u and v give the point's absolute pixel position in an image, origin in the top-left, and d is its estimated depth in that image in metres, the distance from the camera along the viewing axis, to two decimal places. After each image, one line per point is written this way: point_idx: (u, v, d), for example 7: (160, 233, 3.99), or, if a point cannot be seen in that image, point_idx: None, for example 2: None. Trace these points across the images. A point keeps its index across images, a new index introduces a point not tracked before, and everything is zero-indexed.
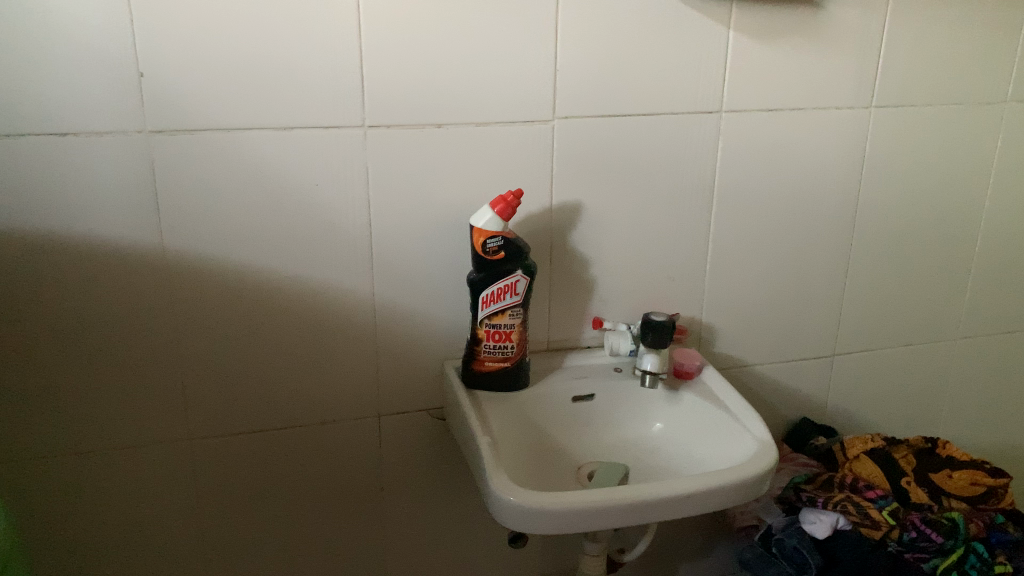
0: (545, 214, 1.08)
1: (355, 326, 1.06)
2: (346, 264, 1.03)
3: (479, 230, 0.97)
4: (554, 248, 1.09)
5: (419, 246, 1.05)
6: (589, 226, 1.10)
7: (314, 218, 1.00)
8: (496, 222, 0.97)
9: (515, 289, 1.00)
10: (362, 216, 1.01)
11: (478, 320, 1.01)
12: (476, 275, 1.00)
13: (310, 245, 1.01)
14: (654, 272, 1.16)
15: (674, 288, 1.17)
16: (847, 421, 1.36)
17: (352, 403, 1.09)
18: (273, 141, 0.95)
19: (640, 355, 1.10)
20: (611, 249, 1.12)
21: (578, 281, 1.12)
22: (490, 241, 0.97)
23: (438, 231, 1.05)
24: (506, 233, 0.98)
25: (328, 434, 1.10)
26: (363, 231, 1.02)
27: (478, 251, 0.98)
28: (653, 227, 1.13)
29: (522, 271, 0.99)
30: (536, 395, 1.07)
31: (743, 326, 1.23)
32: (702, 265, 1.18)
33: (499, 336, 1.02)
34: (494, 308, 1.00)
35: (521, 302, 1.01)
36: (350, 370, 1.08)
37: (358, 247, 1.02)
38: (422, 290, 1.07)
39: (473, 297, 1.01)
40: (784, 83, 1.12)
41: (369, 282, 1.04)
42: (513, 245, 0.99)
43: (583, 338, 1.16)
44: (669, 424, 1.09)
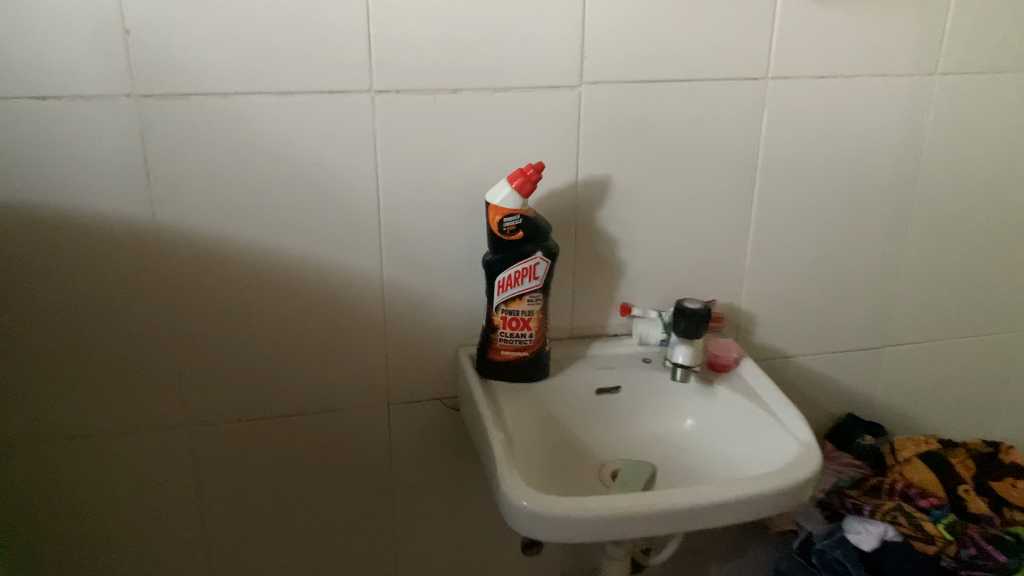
0: (570, 190, 0.99)
1: (362, 309, 0.98)
2: (352, 243, 0.95)
3: (498, 209, 0.88)
4: (579, 229, 1.00)
5: (432, 225, 0.96)
6: (618, 204, 1.01)
7: (316, 192, 0.92)
8: (515, 200, 0.88)
9: (535, 273, 0.91)
10: (369, 190, 0.93)
11: (493, 305, 0.93)
12: (491, 256, 0.92)
13: (313, 221, 0.93)
14: (688, 255, 1.06)
15: (711, 273, 1.08)
16: (897, 419, 1.26)
17: (360, 391, 1.02)
18: (273, 107, 0.87)
19: (670, 346, 1.01)
20: (642, 229, 1.03)
21: (604, 264, 1.03)
22: (507, 220, 0.89)
23: (453, 207, 0.96)
24: (525, 211, 0.89)
25: (332, 423, 1.03)
26: (369, 207, 0.94)
27: (494, 230, 0.90)
28: (689, 206, 1.03)
29: (542, 254, 0.91)
30: (556, 387, 0.98)
31: (786, 315, 1.13)
32: (741, 247, 1.08)
33: (516, 325, 0.93)
34: (511, 293, 0.92)
35: (541, 288, 0.92)
36: (356, 356, 1.00)
37: (365, 225, 0.94)
38: (435, 272, 0.99)
39: (488, 281, 0.93)
40: (838, 47, 1.01)
41: (378, 263, 0.96)
42: (532, 224, 0.90)
43: (610, 326, 1.07)
44: (702, 421, 1.00)
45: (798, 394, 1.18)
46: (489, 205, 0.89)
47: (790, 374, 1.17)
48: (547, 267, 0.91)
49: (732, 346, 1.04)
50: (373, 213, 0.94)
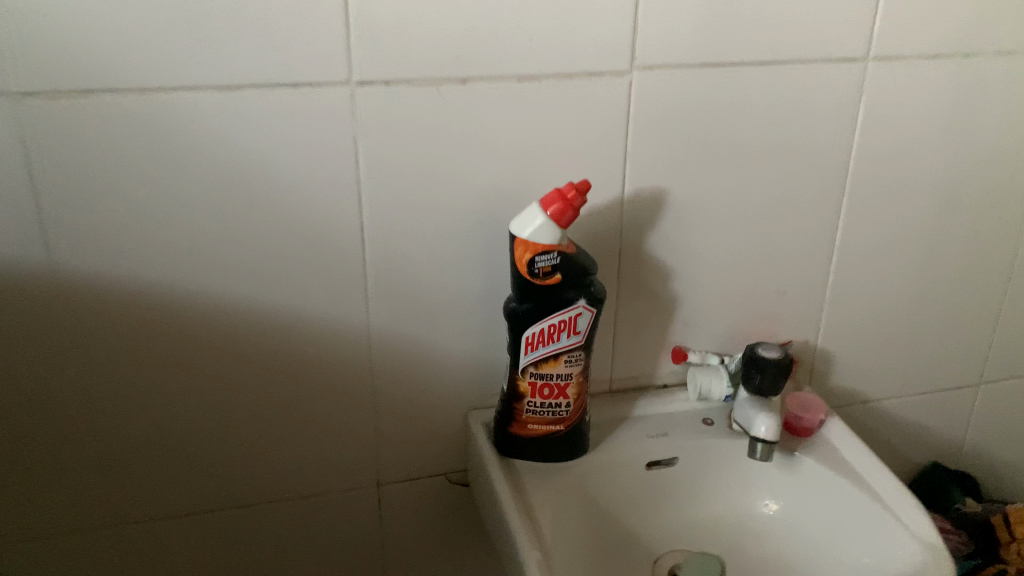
0: (613, 209, 0.75)
1: (343, 370, 0.74)
2: (329, 286, 0.71)
3: (528, 244, 0.65)
4: (624, 257, 0.77)
5: (435, 259, 0.72)
6: (675, 224, 0.77)
7: (278, 221, 0.67)
8: (551, 232, 0.65)
9: (575, 327, 0.68)
10: (350, 217, 0.69)
11: (519, 368, 0.70)
12: (516, 305, 0.68)
13: (276, 259, 0.69)
14: (758, 286, 0.83)
15: (784, 306, 0.85)
16: (1000, 469, 1.03)
17: (342, 471, 0.79)
18: (213, 108, 0.62)
19: (739, 404, 0.80)
20: (703, 254, 0.80)
21: (654, 301, 0.80)
22: (539, 260, 0.65)
23: (464, 235, 0.72)
24: (564, 247, 0.66)
25: (306, 509, 0.79)
26: (351, 239, 0.70)
27: (521, 273, 0.66)
28: (762, 225, 0.80)
29: (585, 301, 0.67)
30: (598, 465, 0.76)
31: (870, 353, 0.91)
32: (823, 273, 0.85)
33: (548, 392, 0.70)
34: (543, 353, 0.69)
35: (583, 345, 0.69)
36: (337, 427, 0.77)
37: (346, 261, 0.70)
38: (439, 319, 0.75)
39: (511, 336, 0.70)
40: (960, 17, 0.77)
41: (363, 310, 0.73)
42: (571, 264, 0.66)
43: (659, 375, 0.84)
44: (791, 504, 0.79)
45: (879, 444, 0.97)
46: (515, 238, 0.66)
47: (870, 422, 0.95)
48: (591, 319, 0.68)
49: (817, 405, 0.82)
50: (357, 245, 0.70)
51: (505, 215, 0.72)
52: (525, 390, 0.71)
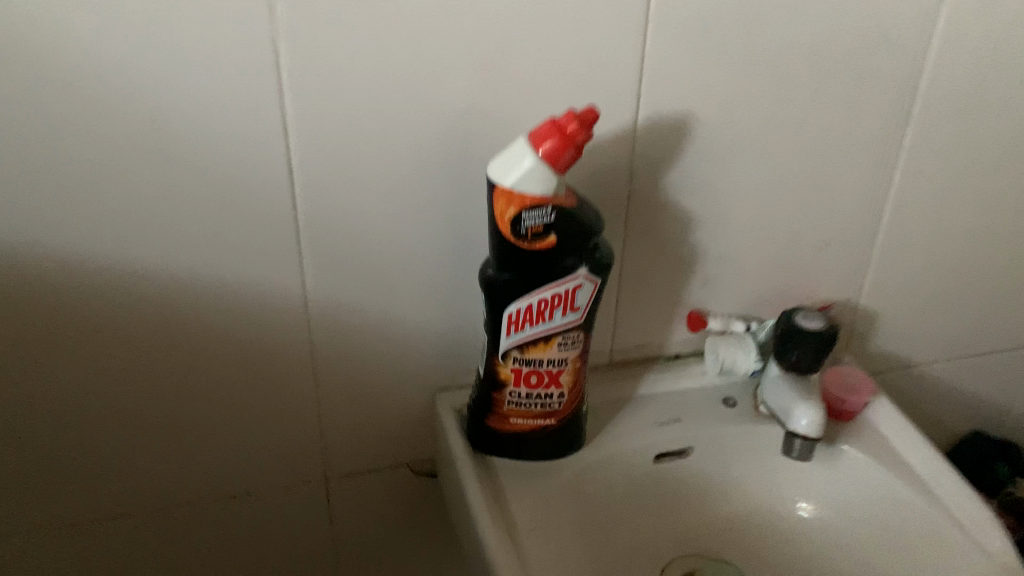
0: (622, 144, 0.58)
1: (272, 352, 0.58)
2: (246, 249, 0.54)
3: (512, 197, 0.48)
4: (632, 204, 0.61)
5: (389, 212, 0.55)
6: (700, 162, 0.61)
7: (168, 166, 0.49)
8: (543, 182, 0.48)
9: (573, 301, 0.52)
10: (272, 159, 0.51)
11: (500, 352, 0.54)
12: (496, 272, 0.52)
13: (170, 215, 0.51)
14: (795, 238, 0.67)
15: (824, 262, 0.69)
16: None
17: (280, 467, 0.64)
18: (65, 7, 0.43)
19: (768, 384, 0.66)
20: (731, 200, 0.63)
21: (668, 257, 0.64)
22: (527, 218, 0.49)
23: (427, 181, 0.55)
24: (560, 201, 0.49)
25: (232, 512, 0.65)
26: (274, 188, 0.52)
27: (504, 235, 0.50)
28: (807, 164, 0.63)
29: (586, 269, 0.51)
30: (597, 461, 0.62)
31: (917, 316, 0.76)
32: (876, 223, 0.69)
33: (537, 380, 0.55)
34: (531, 334, 0.53)
35: (582, 323, 0.54)
36: (268, 419, 0.61)
37: (268, 217, 0.53)
38: (398, 286, 0.58)
39: (489, 312, 0.54)
40: None
41: (296, 276, 0.56)
42: (570, 222, 0.50)
43: (670, 344, 0.69)
44: (829, 506, 0.65)
45: (913, 414, 0.83)
46: (494, 188, 0.49)
47: (906, 391, 0.81)
48: (592, 292, 0.52)
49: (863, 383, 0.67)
50: (283, 196, 0.52)
51: (482, 153, 0.55)
52: (506, 378, 0.55)
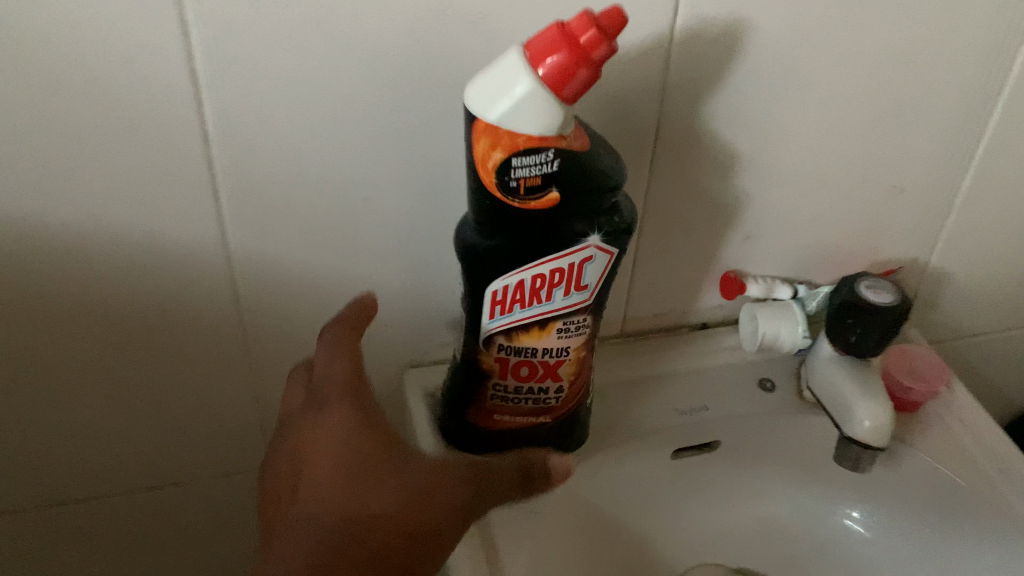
0: (653, 61, 0.43)
1: (193, 320, 0.46)
2: (143, 195, 0.40)
3: (498, 137, 0.34)
4: (661, 140, 0.47)
5: (338, 148, 0.41)
6: (754, 85, 0.46)
7: (16, 80, 0.35)
8: (542, 116, 0.34)
9: (579, 278, 0.39)
10: (167, 73, 0.36)
11: (482, 337, 0.41)
12: (476, 237, 0.39)
13: (33, 152, 0.37)
14: (864, 185, 0.53)
15: (897, 215, 0.55)
16: None
17: (213, 451, 0.53)
18: None
19: (815, 365, 0.53)
20: (789, 136, 0.49)
21: (702, 207, 0.51)
22: (519, 165, 0.34)
23: (389, 108, 0.40)
24: (566, 144, 0.35)
25: (155, 499, 0.54)
26: (175, 113, 0.38)
27: (489, 189, 0.35)
28: (892, 92, 0.49)
29: (599, 237, 0.38)
30: (599, 460, 0.50)
31: (1001, 279, 0.62)
32: (968, 169, 0.54)
33: (529, 373, 0.43)
34: (522, 318, 0.40)
35: (590, 306, 0.41)
36: (193, 398, 0.49)
37: (169, 153, 0.39)
38: (353, 244, 0.45)
39: (467, 285, 0.41)
40: None
41: (216, 229, 0.42)
42: (580, 173, 0.36)
43: (696, 309, 0.56)
44: (883, 515, 0.54)
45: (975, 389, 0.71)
46: (473, 123, 0.35)
47: (971, 364, 0.69)
48: (606, 266, 0.39)
49: (936, 365, 0.54)
50: (189, 125, 0.38)
51: (464, 72, 0.40)
52: (490, 369, 0.43)
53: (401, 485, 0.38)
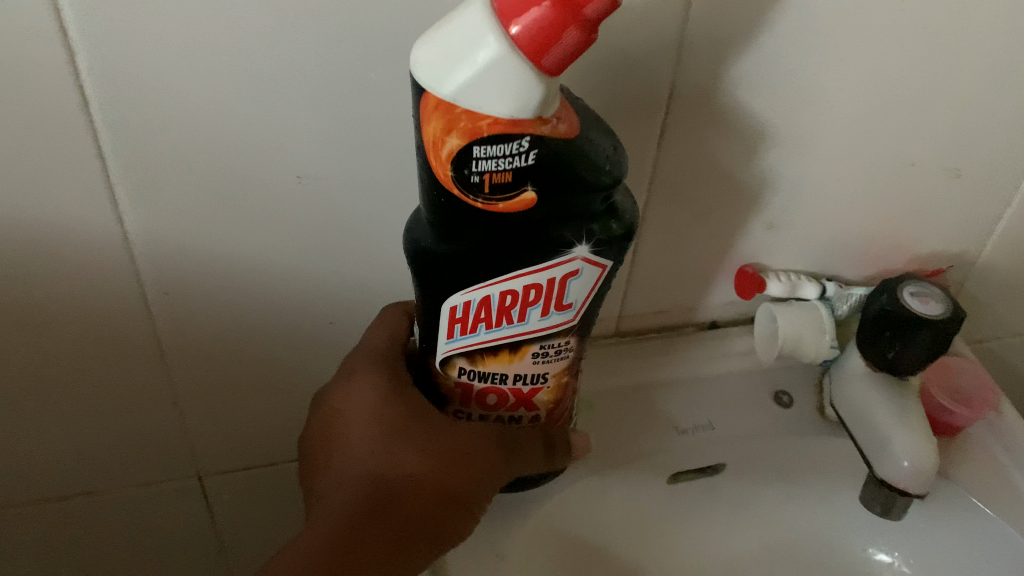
0: (667, 12, 0.34)
1: (92, 315, 0.38)
2: (13, 166, 0.32)
3: (454, 118, 0.25)
4: (673, 112, 0.38)
5: (260, 111, 0.32)
6: (791, 43, 0.37)
7: None
8: (513, 93, 0.25)
9: (560, 296, 0.31)
10: (18, 7, 0.28)
11: (440, 360, 0.34)
12: (427, 241, 0.30)
13: None
14: (917, 171, 0.44)
15: (954, 207, 0.46)
16: None
17: (134, 461, 0.45)
18: None
19: (840, 381, 0.45)
20: (831, 109, 0.40)
21: (720, 191, 0.42)
22: (482, 156, 0.26)
23: (324, 63, 0.31)
24: (546, 129, 0.26)
25: (66, 514, 0.47)
26: (40, 62, 0.29)
27: (445, 186, 0.27)
28: (964, 59, 0.39)
29: (588, 248, 0.30)
30: (586, 494, 0.42)
31: None
32: None
33: (497, 402, 0.35)
34: (489, 341, 0.32)
35: (574, 326, 0.33)
36: (101, 402, 0.41)
37: (38, 113, 0.30)
38: (291, 230, 0.37)
39: (420, 296, 0.32)
40: None
41: (110, 208, 0.34)
42: (565, 168, 0.27)
43: (706, 306, 0.48)
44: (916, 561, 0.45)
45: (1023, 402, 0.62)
46: (422, 98, 0.26)
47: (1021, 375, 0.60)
48: (595, 281, 0.31)
49: (976, 373, 0.47)
50: (60, 77, 0.30)
51: (421, 21, 0.31)
52: (450, 395, 0.35)
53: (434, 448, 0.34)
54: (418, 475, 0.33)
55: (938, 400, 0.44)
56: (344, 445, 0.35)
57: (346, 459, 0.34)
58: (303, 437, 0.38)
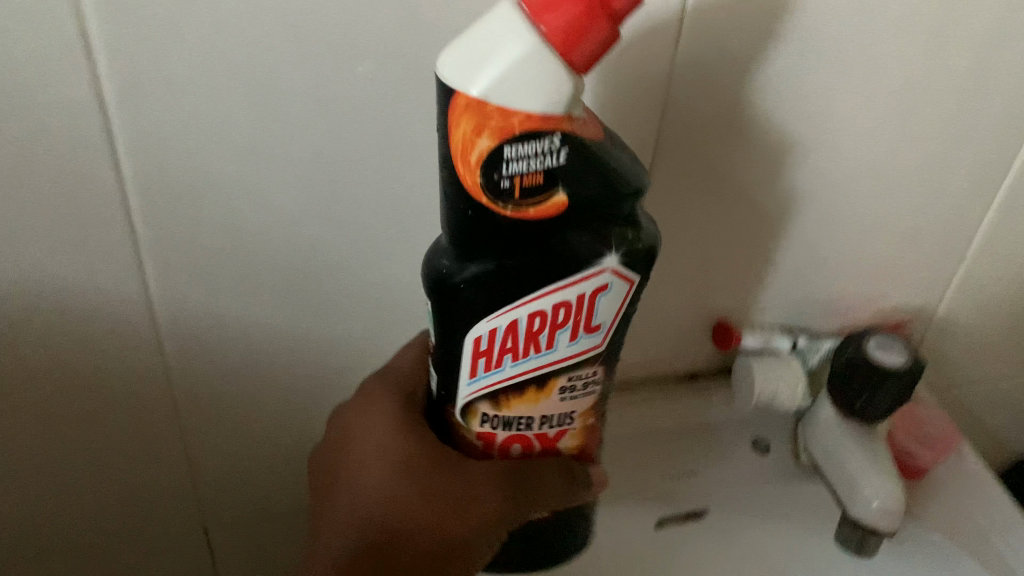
0: (659, 46, 0.35)
1: (102, 338, 0.38)
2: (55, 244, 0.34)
3: (485, 118, 0.26)
4: (665, 139, 0.39)
5: (270, 128, 0.34)
6: (775, 68, 0.38)
7: None
8: (545, 87, 0.26)
9: (590, 318, 0.31)
10: (70, 103, 0.31)
11: (460, 393, 0.33)
12: (454, 268, 0.30)
13: None
14: (904, 190, 0.45)
15: (938, 224, 0.48)
16: None
17: (143, 519, 0.47)
18: None
19: (812, 427, 0.48)
20: (818, 131, 0.41)
21: (727, 210, 0.43)
22: (512, 158, 0.27)
23: (330, 72, 0.33)
24: (570, 129, 0.27)
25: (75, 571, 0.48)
26: (85, 152, 0.32)
27: (474, 192, 0.27)
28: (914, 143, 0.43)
29: (617, 259, 0.30)
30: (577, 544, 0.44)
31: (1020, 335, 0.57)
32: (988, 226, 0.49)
33: (523, 451, 0.35)
34: (517, 371, 0.32)
35: (600, 354, 0.33)
36: (107, 425, 0.42)
37: (61, 141, 0.32)
38: (301, 293, 0.40)
39: (442, 327, 0.32)
40: None
41: (127, 229, 0.35)
42: (587, 167, 0.28)
43: (685, 359, 0.51)
44: None
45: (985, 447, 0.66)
46: (452, 104, 0.26)
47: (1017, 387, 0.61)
48: (623, 298, 0.31)
49: (923, 409, 0.51)
50: (101, 166, 0.33)
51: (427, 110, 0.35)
52: (472, 450, 0.35)
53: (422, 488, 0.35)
54: (409, 507, 0.35)
55: (906, 449, 0.48)
56: (349, 476, 0.37)
57: (350, 492, 0.37)
58: (314, 457, 0.41)
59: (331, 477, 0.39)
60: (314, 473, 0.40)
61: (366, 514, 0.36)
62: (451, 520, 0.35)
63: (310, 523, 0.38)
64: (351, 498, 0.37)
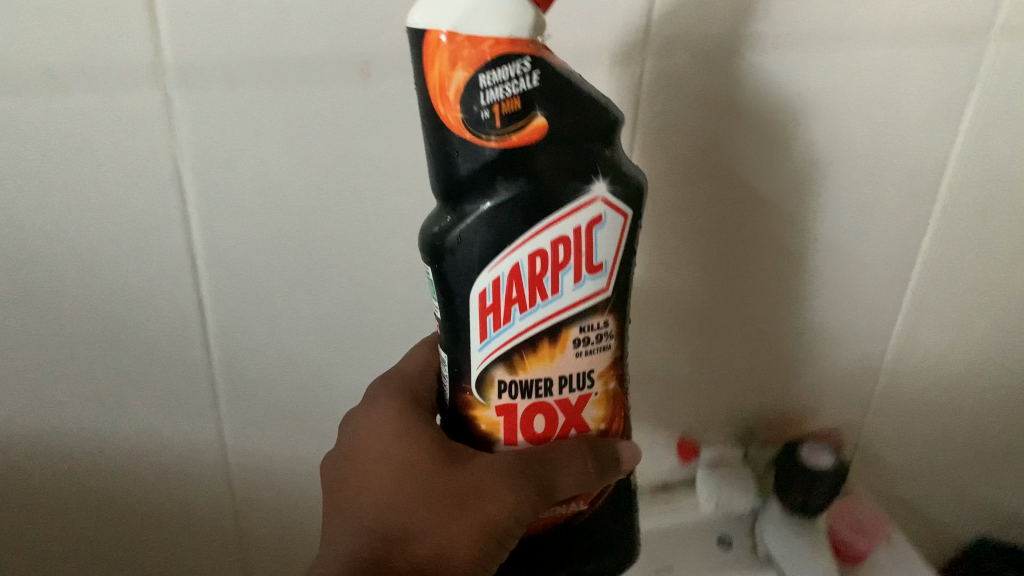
0: (634, 53, 0.41)
1: (173, 414, 0.47)
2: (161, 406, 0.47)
3: (459, 51, 0.30)
4: (644, 122, 0.43)
5: (318, 284, 0.44)
6: (747, 54, 0.42)
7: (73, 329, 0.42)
8: (508, 14, 0.30)
9: (590, 254, 0.33)
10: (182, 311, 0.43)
11: (472, 354, 0.35)
12: (447, 230, 0.33)
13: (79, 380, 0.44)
14: (852, 263, 0.52)
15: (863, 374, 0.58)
16: None
17: None
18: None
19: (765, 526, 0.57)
20: (785, 117, 0.45)
21: (719, 195, 0.47)
22: (488, 85, 0.30)
23: (329, 64, 0.38)
24: (540, 56, 0.31)
25: None
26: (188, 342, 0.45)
27: (459, 126, 0.31)
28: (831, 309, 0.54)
29: (605, 186, 0.32)
30: None
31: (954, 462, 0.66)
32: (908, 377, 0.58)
33: (547, 427, 0.36)
34: (527, 317, 0.34)
35: (607, 299, 0.35)
36: (172, 489, 0.50)
37: (122, 144, 0.38)
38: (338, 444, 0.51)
39: (450, 289, 0.34)
40: None
41: (180, 222, 0.41)
42: (562, 89, 0.31)
43: (658, 477, 0.61)
44: None
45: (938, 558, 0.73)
46: (425, 44, 0.31)
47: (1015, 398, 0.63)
48: (619, 232, 0.33)
49: (854, 501, 0.60)
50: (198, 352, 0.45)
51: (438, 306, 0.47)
52: (483, 439, 0.37)
53: (428, 490, 0.37)
54: (419, 511, 0.36)
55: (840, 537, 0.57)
56: (360, 487, 0.39)
57: (361, 505, 0.38)
58: (325, 462, 0.42)
59: (342, 484, 0.40)
60: (324, 479, 0.41)
61: (375, 524, 0.37)
62: (468, 521, 0.36)
63: (323, 533, 0.39)
64: (365, 510, 0.37)
